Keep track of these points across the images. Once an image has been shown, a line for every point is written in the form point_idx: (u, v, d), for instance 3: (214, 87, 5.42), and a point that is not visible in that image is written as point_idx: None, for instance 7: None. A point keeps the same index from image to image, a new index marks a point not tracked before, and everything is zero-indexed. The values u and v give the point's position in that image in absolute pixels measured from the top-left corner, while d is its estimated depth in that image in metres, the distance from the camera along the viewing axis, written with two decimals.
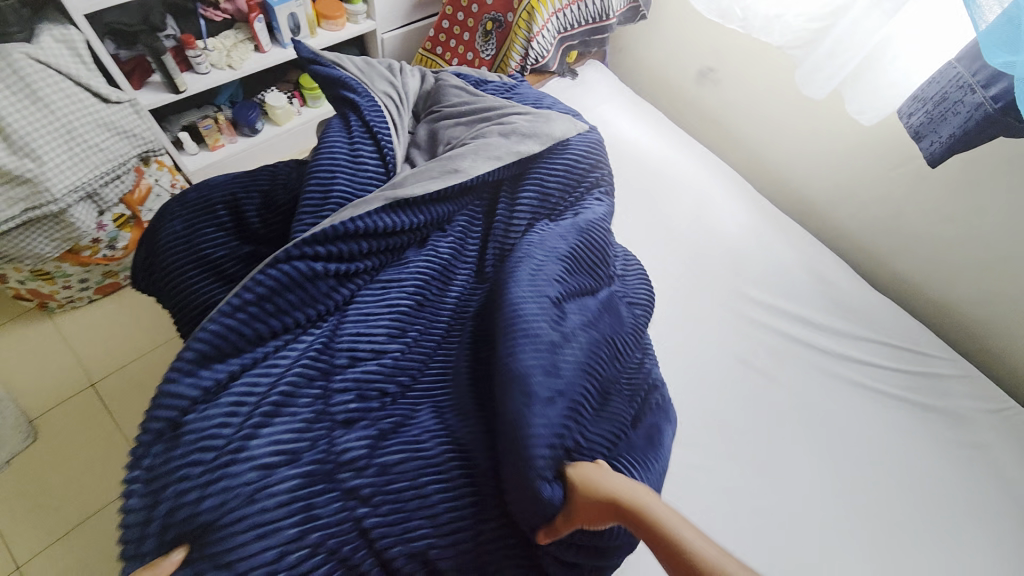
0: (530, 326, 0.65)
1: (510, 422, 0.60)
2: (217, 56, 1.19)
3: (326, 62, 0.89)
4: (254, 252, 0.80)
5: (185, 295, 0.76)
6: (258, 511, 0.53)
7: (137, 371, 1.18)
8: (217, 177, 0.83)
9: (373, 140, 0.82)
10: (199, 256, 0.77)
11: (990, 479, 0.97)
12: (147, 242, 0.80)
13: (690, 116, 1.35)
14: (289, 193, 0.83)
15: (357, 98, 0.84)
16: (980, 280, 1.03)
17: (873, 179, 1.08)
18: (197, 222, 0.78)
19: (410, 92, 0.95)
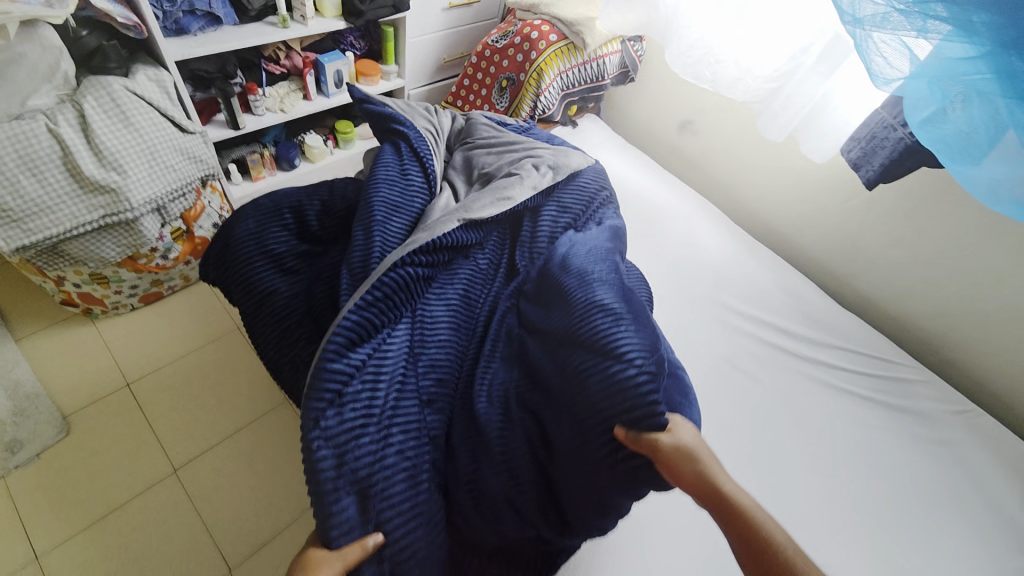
0: (594, 272, 0.82)
1: (602, 339, 0.71)
2: (272, 101, 1.41)
3: (377, 102, 1.09)
4: (309, 251, 0.98)
5: (249, 283, 0.90)
6: (405, 472, 0.68)
7: (169, 374, 1.26)
8: (284, 189, 1.01)
9: (419, 163, 1.01)
10: (266, 251, 0.93)
11: (956, 471, 1.08)
12: (221, 239, 0.96)
13: (674, 160, 1.57)
14: (345, 203, 1.02)
15: (405, 130, 1.03)
16: (928, 294, 1.20)
17: (830, 210, 1.28)
18: (268, 222, 0.95)
19: (444, 129, 1.16)
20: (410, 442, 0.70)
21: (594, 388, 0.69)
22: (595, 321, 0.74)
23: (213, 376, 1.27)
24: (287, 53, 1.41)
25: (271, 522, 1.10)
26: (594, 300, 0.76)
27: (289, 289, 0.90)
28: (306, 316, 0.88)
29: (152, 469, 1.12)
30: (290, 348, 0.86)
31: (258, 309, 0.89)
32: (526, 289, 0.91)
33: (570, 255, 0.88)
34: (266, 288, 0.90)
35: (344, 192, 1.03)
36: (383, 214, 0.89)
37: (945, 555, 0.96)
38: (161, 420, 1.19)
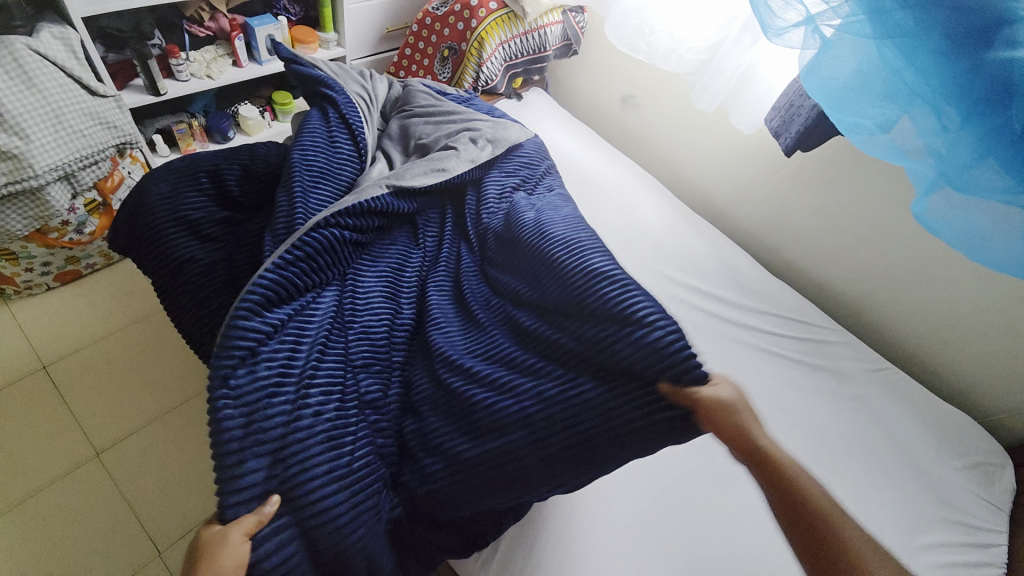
0: (580, 238, 0.80)
1: (615, 305, 0.67)
2: (197, 66, 1.32)
3: (305, 64, 1.05)
4: (229, 217, 0.93)
5: (164, 250, 0.87)
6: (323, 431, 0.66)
7: (91, 355, 1.19)
8: (200, 152, 0.96)
9: (348, 129, 0.98)
10: (181, 216, 0.88)
11: (870, 423, 1.16)
12: (131, 204, 0.91)
13: (617, 134, 1.59)
14: (268, 167, 0.98)
15: (334, 95, 1.00)
16: (849, 260, 1.27)
17: (761, 182, 1.33)
18: (184, 188, 0.90)
19: (378, 96, 1.13)
20: (331, 405, 0.68)
21: (624, 353, 0.63)
22: (602, 289, 0.70)
23: (140, 356, 1.21)
24: (211, 14, 1.34)
25: (202, 503, 1.06)
26: (592, 265, 0.73)
27: (210, 254, 0.87)
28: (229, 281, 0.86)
29: (73, 452, 1.07)
30: (208, 315, 0.83)
31: (175, 276, 0.86)
32: (490, 254, 0.89)
33: (547, 221, 0.85)
34: (182, 253, 0.86)
35: (270, 155, 0.98)
36: (306, 178, 0.87)
37: (856, 499, 1.04)
38: (82, 402, 1.13)
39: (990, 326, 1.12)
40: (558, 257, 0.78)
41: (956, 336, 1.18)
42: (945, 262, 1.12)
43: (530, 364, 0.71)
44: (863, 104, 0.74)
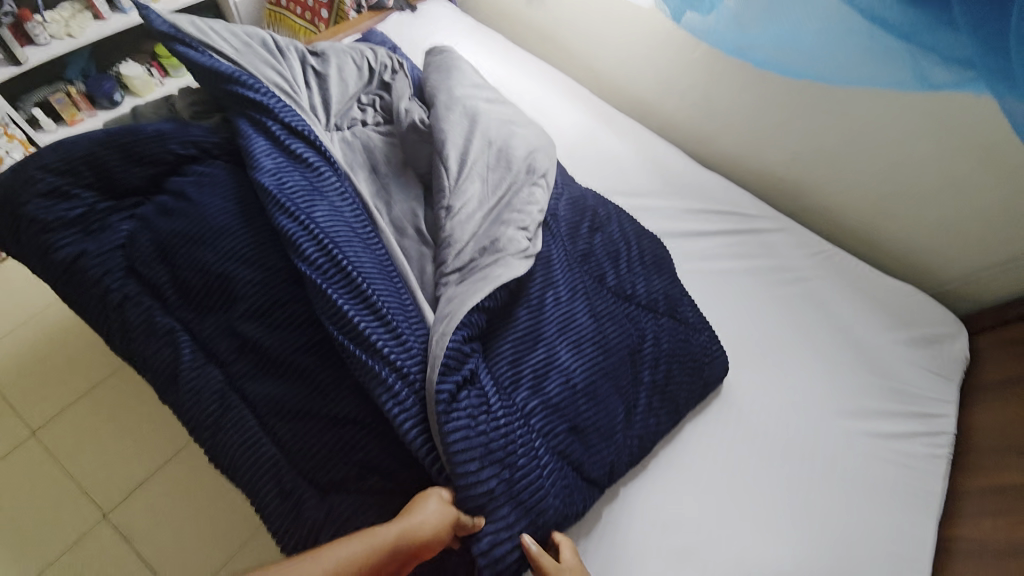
0: (678, 306, 0.95)
1: (709, 342, 0.93)
2: (55, 26, 1.24)
3: (199, 50, 0.84)
4: (119, 206, 0.80)
5: (45, 253, 0.75)
6: (475, 464, 0.66)
7: (15, 341, 1.19)
8: (74, 134, 0.80)
9: (301, 138, 0.82)
10: (61, 216, 0.76)
11: (811, 311, 1.09)
12: (0, 204, 0.77)
13: (531, 39, 1.44)
14: (162, 147, 0.80)
15: (257, 96, 0.82)
16: (786, 141, 1.15)
17: (681, 66, 1.19)
18: (54, 178, 0.77)
19: (301, 79, 0.95)
20: (477, 424, 0.68)
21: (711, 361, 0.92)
22: (697, 340, 0.92)
23: (63, 338, 1.20)
24: None
25: (141, 467, 1.08)
26: (690, 322, 0.94)
27: (103, 251, 0.76)
28: (129, 272, 0.76)
29: (11, 435, 1.10)
30: (116, 321, 0.75)
31: (69, 281, 0.75)
32: (605, 267, 0.95)
33: (641, 256, 0.99)
34: (69, 253, 0.75)
35: (147, 128, 0.81)
36: (293, 198, 0.75)
37: (790, 391, 0.98)
38: (12, 387, 1.14)
39: (928, 190, 1.02)
40: (673, 308, 0.94)
41: (899, 206, 1.08)
42: (881, 122, 1.01)
43: (645, 399, 0.85)
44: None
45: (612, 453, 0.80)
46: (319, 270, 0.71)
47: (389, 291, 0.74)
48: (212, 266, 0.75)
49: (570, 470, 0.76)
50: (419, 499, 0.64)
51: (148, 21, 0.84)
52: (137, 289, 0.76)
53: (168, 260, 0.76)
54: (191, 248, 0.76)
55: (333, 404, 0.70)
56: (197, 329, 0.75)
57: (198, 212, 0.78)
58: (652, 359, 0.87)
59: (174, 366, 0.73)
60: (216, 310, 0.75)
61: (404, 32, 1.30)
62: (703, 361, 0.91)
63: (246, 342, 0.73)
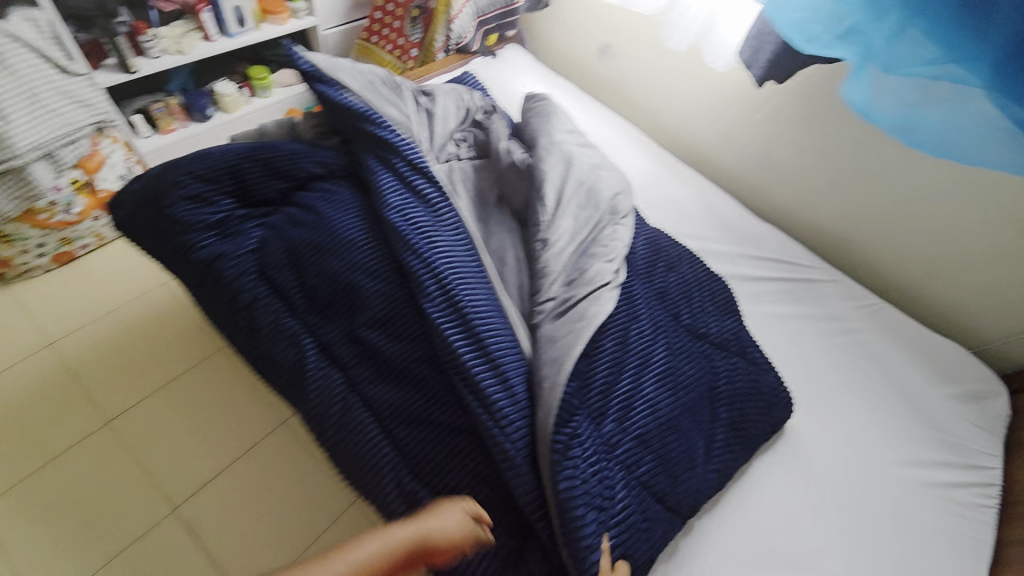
0: (749, 346, 1.02)
1: (775, 386, 0.99)
2: (168, 42, 1.30)
3: (335, 89, 0.94)
4: (253, 216, 0.87)
5: (186, 252, 0.82)
6: (590, 506, 0.73)
7: (96, 331, 1.23)
8: (218, 147, 0.88)
9: (422, 174, 0.92)
10: (203, 220, 0.83)
11: (861, 359, 1.16)
12: (143, 204, 0.84)
13: (598, 87, 1.55)
14: (297, 165, 0.88)
15: (387, 134, 0.91)
16: (837, 200, 1.26)
17: (743, 124, 1.31)
18: (198, 185, 0.84)
19: (413, 116, 1.04)
20: (587, 470, 0.75)
21: (779, 403, 0.98)
22: (764, 380, 0.99)
23: (141, 333, 1.24)
24: None
25: (211, 465, 1.10)
26: (757, 362, 1.01)
27: (238, 255, 0.83)
28: (260, 277, 0.83)
29: (85, 423, 1.11)
30: (246, 320, 0.82)
31: (205, 279, 0.83)
32: (680, 303, 1.02)
33: (714, 295, 1.07)
34: (209, 254, 0.82)
35: (284, 149, 0.89)
36: (416, 235, 0.84)
37: (844, 433, 1.04)
38: (90, 378, 1.17)
39: (972, 256, 1.11)
40: (745, 351, 1.01)
41: (943, 268, 1.17)
42: (932, 192, 1.10)
43: (722, 432, 0.91)
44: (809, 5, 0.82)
45: (693, 486, 0.84)
46: (437, 307, 0.79)
47: (497, 327, 0.82)
48: (339, 278, 0.82)
49: (654, 507, 0.81)
50: (442, 505, 0.65)
51: (294, 63, 0.94)
52: (267, 292, 0.83)
53: (297, 268, 0.83)
54: (317, 263, 0.83)
55: (448, 414, 0.77)
56: (320, 334, 0.82)
57: (325, 225, 0.85)
58: (730, 394, 0.94)
59: (296, 368, 0.80)
60: (338, 317, 0.82)
61: (489, 75, 1.43)
62: (772, 403, 0.97)
63: (368, 350, 0.80)
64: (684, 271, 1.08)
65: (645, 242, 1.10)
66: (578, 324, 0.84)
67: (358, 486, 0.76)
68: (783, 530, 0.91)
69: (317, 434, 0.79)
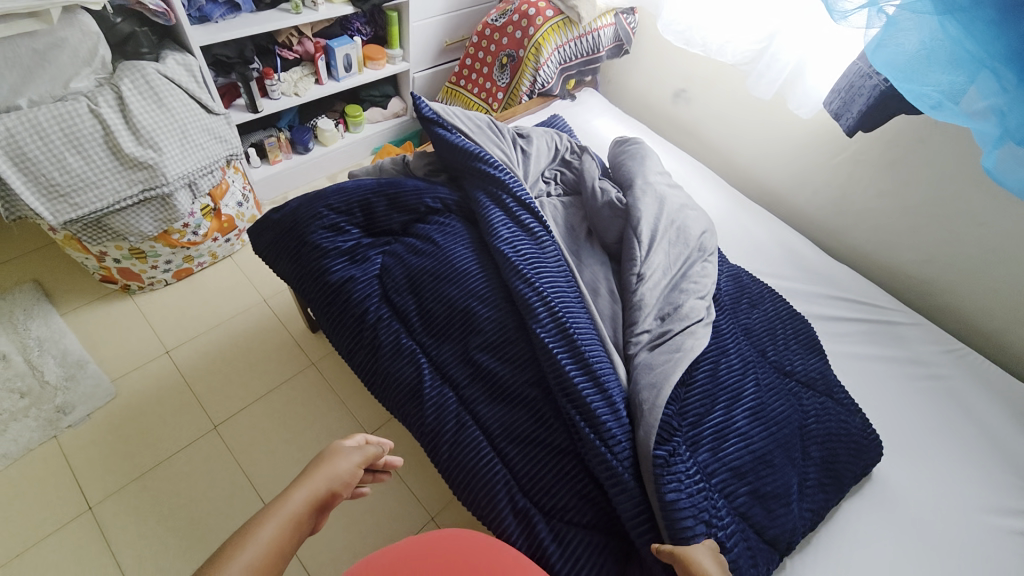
0: (835, 387, 1.02)
1: (865, 431, 0.99)
2: (287, 85, 1.48)
3: (450, 131, 1.04)
4: (377, 243, 0.97)
5: (321, 274, 0.93)
6: (702, 530, 0.73)
7: (206, 342, 1.34)
8: (350, 183, 0.99)
9: (527, 209, 0.99)
10: (338, 246, 0.94)
11: (947, 405, 1.16)
12: (286, 232, 0.96)
13: (669, 128, 1.63)
14: (417, 199, 0.98)
15: (495, 172, 0.99)
16: (917, 244, 1.27)
17: (820, 167, 1.34)
18: (335, 215, 0.95)
19: (513, 156, 1.13)
20: (696, 495, 0.75)
21: (869, 446, 0.98)
22: (855, 422, 0.99)
23: (246, 344, 1.35)
24: (299, 39, 1.48)
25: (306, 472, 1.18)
26: (847, 403, 1.01)
27: (365, 280, 0.93)
28: (383, 299, 0.93)
29: (194, 427, 1.21)
30: (369, 339, 0.91)
31: (336, 300, 0.92)
32: (765, 340, 1.04)
33: (800, 334, 1.08)
34: (342, 277, 0.92)
35: (406, 185, 1.00)
36: (526, 266, 0.90)
37: (930, 478, 1.04)
38: (201, 383, 1.27)
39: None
40: (834, 392, 1.01)
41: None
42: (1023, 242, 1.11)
43: (817, 474, 0.91)
44: (933, 75, 0.81)
45: (790, 522, 0.83)
46: (547, 331, 0.84)
47: (600, 355, 0.86)
48: (456, 303, 0.90)
49: (756, 541, 0.80)
50: (332, 454, 0.79)
51: (416, 109, 1.04)
52: (389, 315, 0.91)
53: (417, 293, 0.92)
54: (435, 288, 0.91)
55: (556, 434, 0.81)
56: (435, 353, 0.89)
57: (442, 254, 0.94)
58: (824, 430, 0.95)
59: (414, 384, 0.87)
60: (453, 339, 0.89)
61: (570, 116, 1.54)
62: (862, 446, 0.97)
63: (479, 370, 0.86)
64: (768, 307, 1.11)
65: (729, 279, 1.13)
66: (676, 355, 0.87)
67: (469, 500, 0.81)
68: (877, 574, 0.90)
69: (430, 449, 0.85)
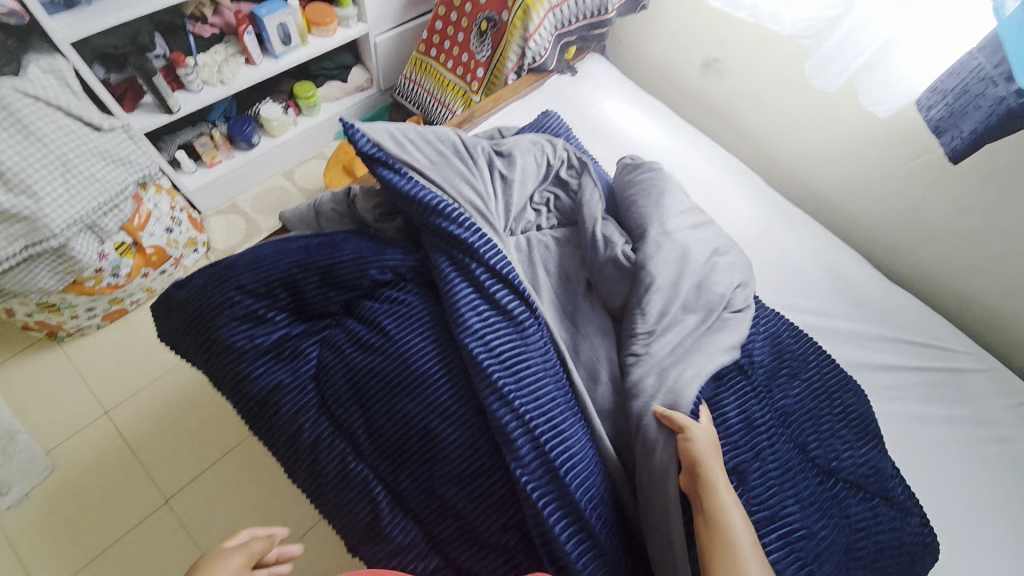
0: (892, 485, 0.82)
1: (921, 543, 0.79)
2: (208, 72, 1.16)
3: (400, 170, 0.77)
4: (312, 329, 0.75)
5: (239, 380, 0.72)
6: None
7: (148, 398, 1.17)
8: (271, 250, 0.75)
9: (506, 282, 0.74)
10: (257, 343, 0.72)
11: (1016, 478, 0.93)
12: (190, 322, 0.74)
13: (695, 107, 1.30)
14: (359, 270, 0.74)
15: (462, 233, 0.74)
16: (1000, 273, 0.99)
17: (888, 170, 1.05)
18: (250, 301, 0.73)
19: (489, 189, 0.86)
20: None
21: (925, 559, 0.79)
22: (913, 533, 0.79)
23: (194, 397, 1.18)
24: (213, 8, 1.16)
25: None
26: (902, 505, 0.81)
27: (296, 387, 0.71)
28: (321, 409, 0.72)
29: (144, 501, 1.08)
30: (308, 460, 0.72)
31: (261, 413, 0.72)
32: (813, 431, 0.83)
33: (852, 415, 0.87)
34: (265, 385, 0.71)
35: (345, 250, 0.75)
36: (503, 372, 0.68)
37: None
38: (146, 448, 1.13)
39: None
40: (889, 493, 0.81)
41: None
42: None
43: None
44: None
45: None
46: (528, 470, 0.64)
47: (601, 496, 0.67)
48: (414, 422, 0.69)
49: None
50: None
51: (353, 142, 0.77)
52: (331, 432, 0.71)
53: (363, 402, 0.71)
54: (386, 399, 0.70)
55: None
56: (392, 481, 0.70)
57: (395, 351, 0.71)
58: (873, 543, 0.75)
59: (367, 523, 0.70)
60: (414, 464, 0.69)
61: (569, 98, 1.21)
62: (916, 555, 0.78)
63: (448, 507, 0.68)
64: (813, 380, 0.89)
65: (765, 345, 0.91)
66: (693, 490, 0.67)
67: None
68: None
69: None
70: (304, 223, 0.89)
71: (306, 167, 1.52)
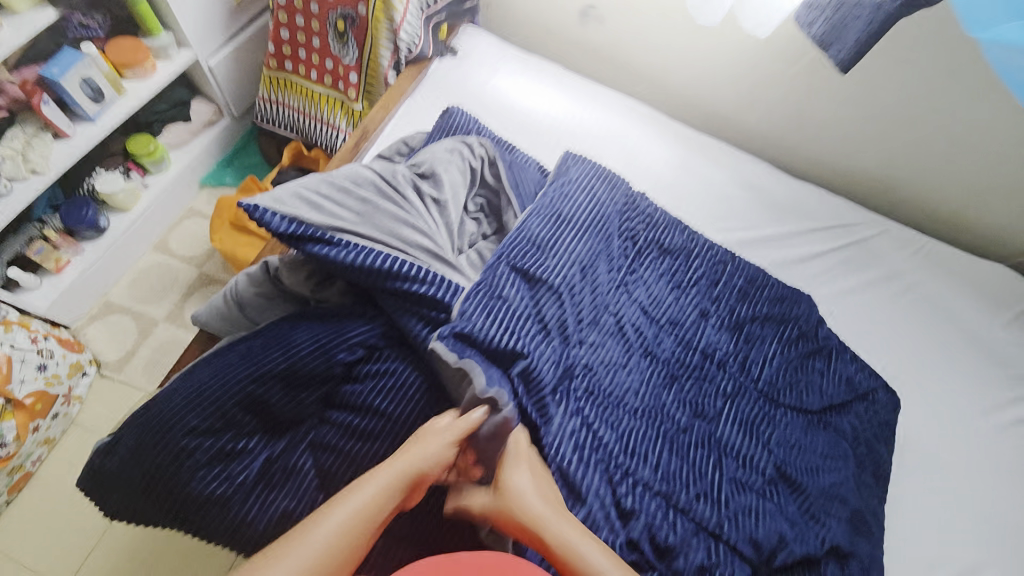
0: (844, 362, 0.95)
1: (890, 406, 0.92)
2: (11, 166, 0.91)
3: (335, 240, 0.67)
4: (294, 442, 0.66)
5: (238, 531, 0.62)
6: None
7: (106, 560, 0.99)
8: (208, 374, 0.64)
9: (486, 318, 0.69)
10: (241, 484, 0.62)
11: (929, 314, 1.11)
12: (146, 491, 0.62)
13: (582, 57, 1.28)
14: (327, 359, 0.66)
15: (428, 290, 0.69)
16: (877, 147, 1.13)
17: (769, 80, 1.12)
18: (212, 440, 0.62)
19: (430, 220, 0.79)
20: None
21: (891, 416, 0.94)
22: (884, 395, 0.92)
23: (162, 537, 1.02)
24: None
25: None
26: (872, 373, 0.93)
27: (306, 506, 0.63)
28: None
29: None
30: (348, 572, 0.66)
31: None
32: (793, 354, 0.89)
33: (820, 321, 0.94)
34: (270, 523, 0.63)
35: (300, 342, 0.66)
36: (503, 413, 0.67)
37: (938, 406, 1.01)
38: None
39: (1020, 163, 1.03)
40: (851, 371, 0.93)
41: (985, 181, 1.07)
42: (987, 126, 1.00)
43: (874, 481, 0.84)
44: None
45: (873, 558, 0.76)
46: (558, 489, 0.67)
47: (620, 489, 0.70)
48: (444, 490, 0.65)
49: None
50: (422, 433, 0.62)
51: (264, 225, 0.65)
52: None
53: None
54: None
55: None
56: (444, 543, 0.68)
57: (402, 426, 0.65)
58: (865, 445, 0.85)
59: None
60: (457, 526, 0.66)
61: (459, 84, 1.12)
62: (891, 419, 0.89)
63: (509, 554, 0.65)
64: (783, 299, 0.93)
65: (736, 281, 0.92)
66: (749, 519, 0.72)
67: None
68: (929, 536, 0.89)
69: None
70: (230, 321, 0.76)
71: (183, 232, 1.29)
